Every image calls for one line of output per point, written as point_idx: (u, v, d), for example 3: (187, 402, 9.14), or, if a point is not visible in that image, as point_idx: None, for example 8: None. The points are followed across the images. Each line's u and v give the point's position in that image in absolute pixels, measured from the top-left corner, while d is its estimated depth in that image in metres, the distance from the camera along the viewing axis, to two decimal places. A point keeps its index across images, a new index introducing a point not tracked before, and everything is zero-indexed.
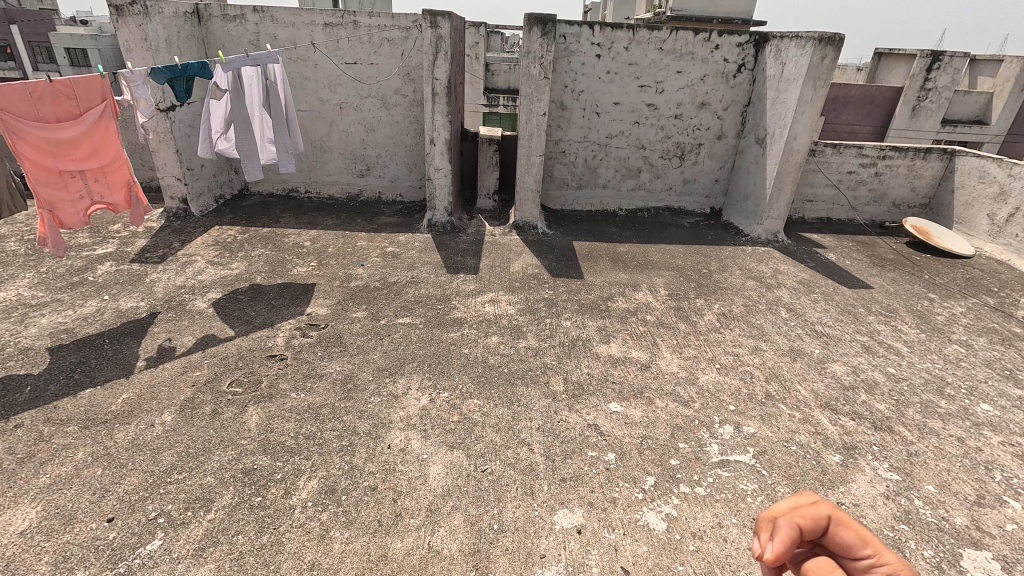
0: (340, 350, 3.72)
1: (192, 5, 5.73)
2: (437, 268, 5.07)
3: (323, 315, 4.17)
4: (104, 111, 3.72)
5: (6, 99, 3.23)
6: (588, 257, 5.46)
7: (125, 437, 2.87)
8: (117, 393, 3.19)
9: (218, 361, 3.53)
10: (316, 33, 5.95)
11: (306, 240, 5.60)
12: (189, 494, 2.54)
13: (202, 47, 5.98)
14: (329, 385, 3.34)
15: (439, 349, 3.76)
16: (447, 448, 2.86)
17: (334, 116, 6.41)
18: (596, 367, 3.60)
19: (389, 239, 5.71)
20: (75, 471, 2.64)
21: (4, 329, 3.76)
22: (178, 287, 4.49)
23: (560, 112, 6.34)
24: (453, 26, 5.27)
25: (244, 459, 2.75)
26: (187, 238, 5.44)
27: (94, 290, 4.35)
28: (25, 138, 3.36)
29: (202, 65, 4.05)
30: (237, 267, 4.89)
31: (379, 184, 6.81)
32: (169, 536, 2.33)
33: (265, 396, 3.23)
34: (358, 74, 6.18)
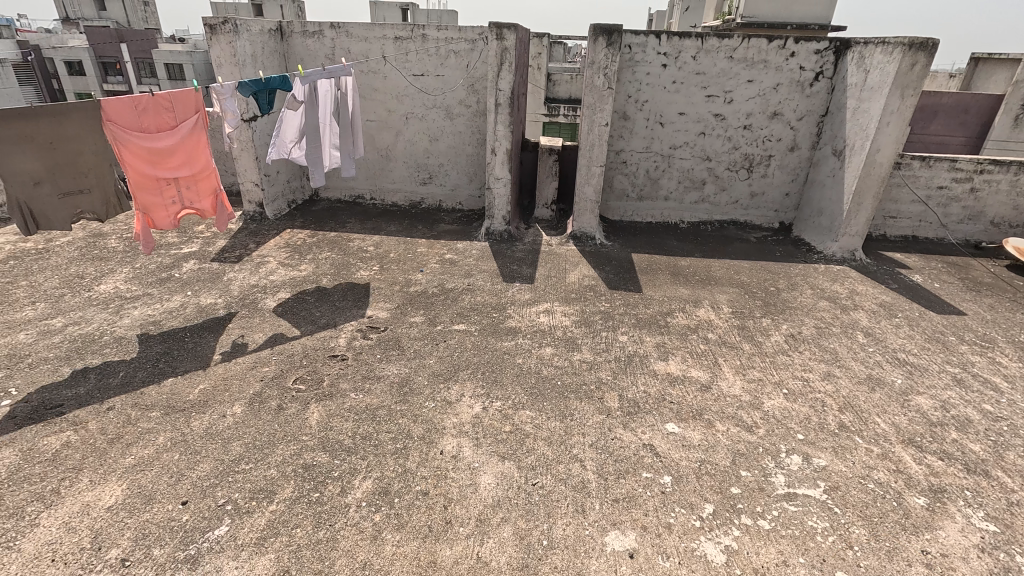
0: (397, 353, 3.82)
1: (276, 22, 6.13)
2: (493, 276, 5.11)
3: (383, 318, 4.29)
4: (197, 123, 4.05)
5: (116, 112, 3.57)
6: (647, 270, 5.33)
7: (201, 425, 3.07)
8: (194, 384, 3.43)
9: (285, 358, 3.71)
10: (387, 46, 6.20)
11: (370, 245, 5.81)
12: (254, 485, 2.68)
13: (283, 61, 6.37)
14: (387, 387, 3.44)
15: (493, 357, 3.78)
16: (498, 458, 2.85)
17: (401, 126, 6.64)
18: (653, 385, 3.49)
19: (448, 247, 5.83)
20: (156, 454, 2.85)
21: (103, 319, 4.13)
22: (252, 286, 4.77)
23: (622, 122, 6.26)
24: (518, 38, 5.33)
25: (305, 454, 2.87)
26: (262, 240, 5.79)
27: (179, 286, 4.70)
28: (129, 147, 3.70)
29: (283, 78, 4.32)
30: (306, 269, 5.15)
31: (440, 192, 6.98)
32: (235, 523, 2.46)
33: (326, 394, 3.36)
34: (425, 86, 6.38)
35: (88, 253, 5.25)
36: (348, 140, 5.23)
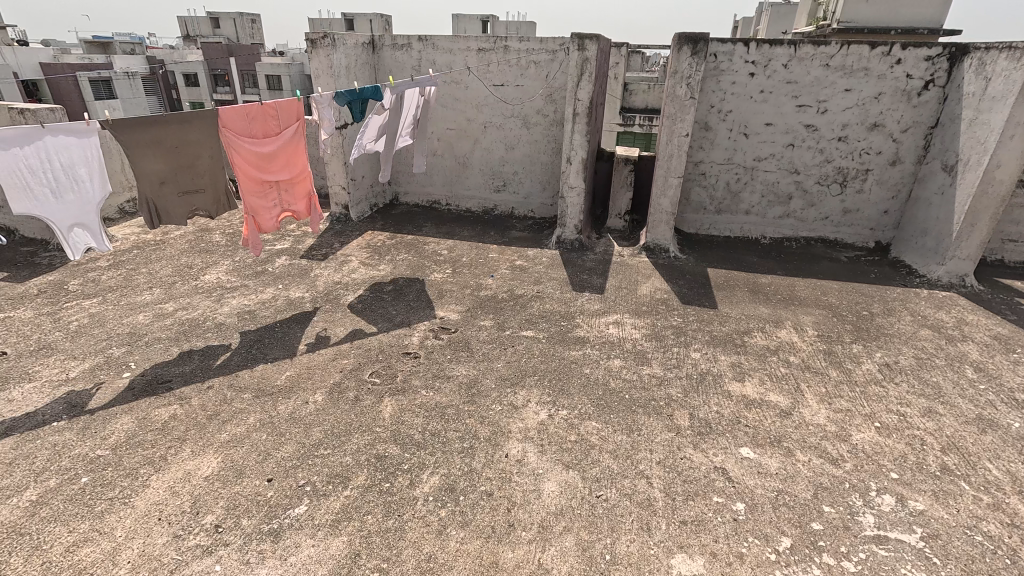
0: (466, 354, 3.92)
1: (369, 36, 6.52)
2: (563, 284, 5.12)
3: (454, 320, 4.42)
4: (297, 131, 4.38)
5: (230, 120, 3.96)
6: (724, 286, 5.11)
7: (287, 409, 3.31)
8: (282, 370, 3.70)
9: (363, 353, 3.92)
10: (470, 57, 6.41)
11: (444, 249, 6.01)
12: (331, 469, 2.84)
13: (373, 72, 6.76)
14: (456, 387, 3.53)
15: (561, 366, 3.77)
16: (562, 467, 2.84)
17: (479, 135, 6.83)
18: (727, 406, 3.34)
19: (519, 253, 5.91)
20: (246, 432, 3.11)
21: (207, 306, 4.57)
22: (335, 283, 5.08)
23: (703, 133, 6.07)
24: (599, 48, 5.32)
25: (377, 445, 3.01)
26: (346, 240, 6.16)
27: (272, 280, 5.10)
28: (241, 153, 4.07)
29: (375, 90, 4.52)
30: (384, 269, 5.41)
31: (513, 200, 7.09)
32: (313, 504, 2.62)
33: (399, 389, 3.51)
34: (504, 95, 6.52)
35: (196, 246, 5.83)
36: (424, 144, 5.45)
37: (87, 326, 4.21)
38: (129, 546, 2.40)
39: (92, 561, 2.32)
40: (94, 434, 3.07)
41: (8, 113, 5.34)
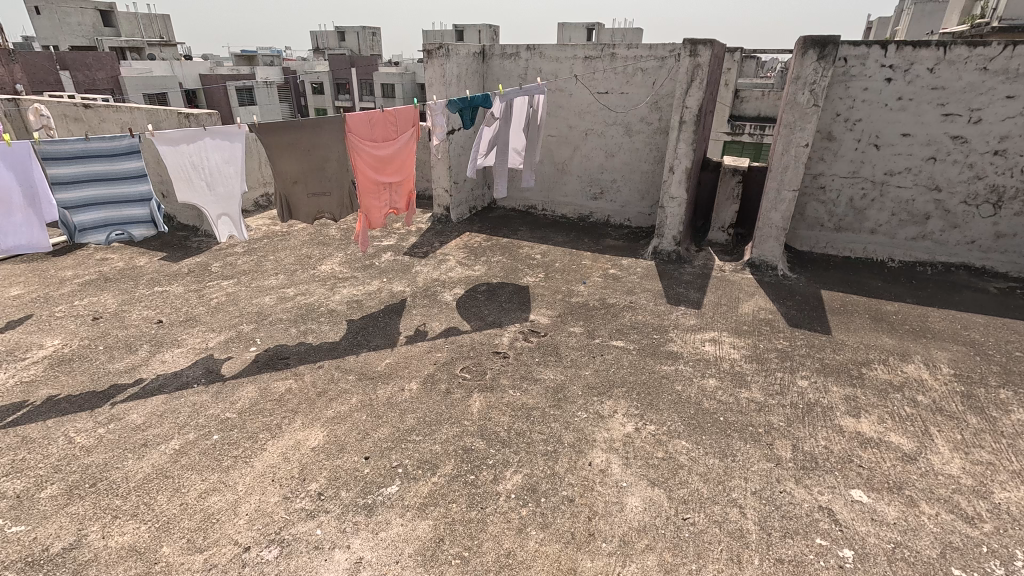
0: (554, 359, 3.94)
1: (480, 46, 6.79)
2: (657, 296, 4.96)
3: (544, 324, 4.46)
4: (409, 136, 4.70)
5: (356, 125, 4.31)
6: (839, 311, 4.67)
7: (385, 394, 3.54)
8: (382, 357, 3.96)
9: (456, 348, 4.09)
10: (576, 65, 6.44)
11: (538, 253, 6.08)
12: (421, 455, 3.00)
13: (481, 80, 7.04)
14: (543, 390, 3.57)
15: (651, 380, 3.66)
16: (647, 483, 2.76)
17: (579, 141, 6.84)
18: (837, 442, 3.04)
19: (612, 262, 5.83)
20: (349, 412, 3.37)
21: (321, 293, 5.02)
22: (434, 280, 5.35)
23: (826, 143, 5.60)
24: (713, 54, 5.11)
25: (464, 438, 3.12)
26: (445, 240, 6.45)
27: (378, 273, 5.48)
28: (362, 156, 4.42)
29: (486, 96, 4.72)
30: (480, 270, 5.59)
31: (609, 208, 7.02)
32: (404, 485, 2.78)
33: (488, 386, 3.62)
34: (608, 103, 6.48)
35: (315, 239, 6.42)
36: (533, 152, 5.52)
37: (224, 304, 4.81)
38: (247, 500, 2.70)
39: (218, 508, 2.65)
40: (225, 398, 3.49)
41: (177, 118, 6.25)
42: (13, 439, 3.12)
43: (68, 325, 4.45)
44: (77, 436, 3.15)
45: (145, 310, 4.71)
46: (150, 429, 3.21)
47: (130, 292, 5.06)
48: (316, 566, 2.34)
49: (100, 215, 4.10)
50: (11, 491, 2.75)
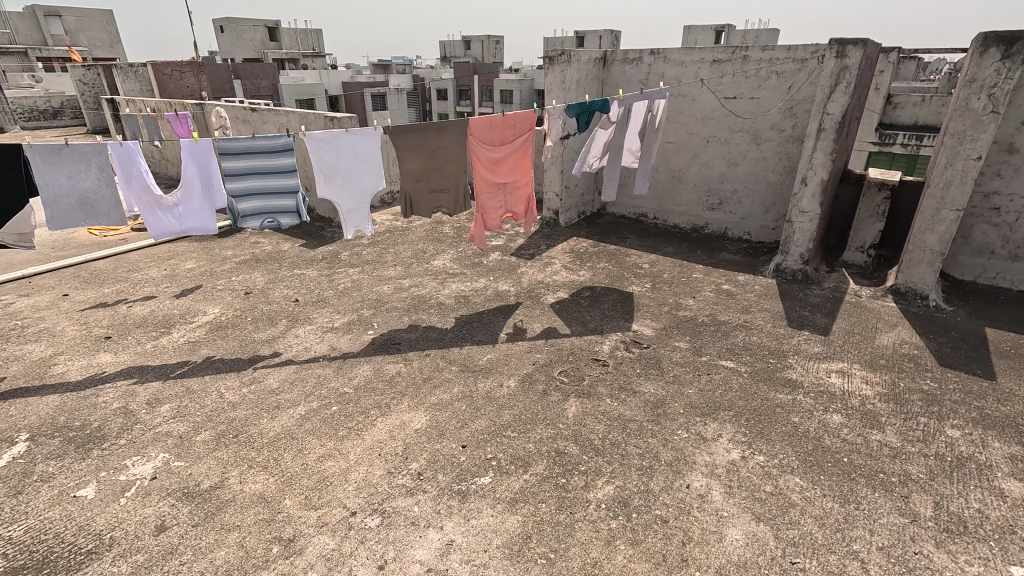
0: (656, 373, 3.80)
1: (602, 52, 6.76)
2: (776, 318, 4.58)
3: (648, 336, 4.32)
4: (526, 139, 4.81)
5: (478, 129, 4.53)
6: (1009, 354, 3.95)
7: (484, 388, 3.66)
8: (484, 353, 4.11)
9: (555, 350, 4.12)
10: (703, 69, 6.16)
11: (646, 262, 5.91)
12: (515, 452, 3.06)
13: (601, 86, 7.00)
14: (642, 403, 3.46)
15: (763, 407, 3.38)
16: (751, 517, 2.56)
17: (700, 149, 6.53)
18: (995, 507, 2.58)
19: (727, 277, 5.48)
20: (450, 400, 3.54)
21: (432, 286, 5.33)
22: (539, 281, 5.42)
23: (1004, 157, 4.77)
24: (866, 55, 4.59)
25: (558, 441, 3.13)
26: (552, 243, 6.51)
27: (486, 272, 5.68)
28: (480, 158, 4.64)
29: (604, 102, 4.66)
30: (585, 275, 5.57)
31: (728, 220, 6.62)
32: (497, 478, 2.85)
33: (584, 392, 3.59)
34: (735, 108, 6.11)
35: (430, 235, 6.83)
36: (648, 162, 5.44)
37: (349, 289, 5.30)
38: (357, 469, 2.95)
39: (332, 472, 2.93)
40: (344, 374, 3.85)
41: (323, 121, 7.01)
42: (179, 389, 3.71)
43: (226, 297, 5.19)
44: (226, 392, 3.66)
45: (285, 289, 5.35)
46: (283, 394, 3.63)
47: (274, 273, 5.77)
48: (411, 540, 2.49)
49: (256, 204, 4.77)
50: (175, 432, 3.27)
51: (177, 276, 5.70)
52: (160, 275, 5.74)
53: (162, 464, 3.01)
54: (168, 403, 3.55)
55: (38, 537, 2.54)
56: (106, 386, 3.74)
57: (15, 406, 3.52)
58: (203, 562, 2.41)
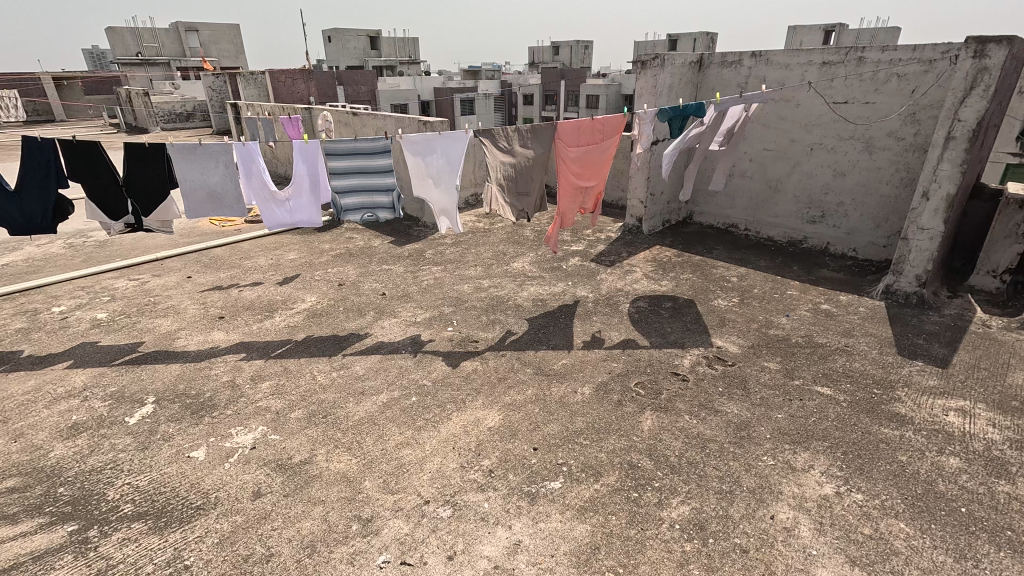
0: (741, 393, 3.59)
1: (698, 55, 6.53)
2: (883, 344, 4.16)
3: (733, 353, 4.10)
4: (612, 142, 4.75)
5: (565, 132, 4.54)
6: None
7: (558, 393, 3.65)
8: (559, 357, 4.10)
9: (632, 361, 4.02)
10: (810, 72, 5.75)
11: (734, 275, 5.61)
12: (587, 460, 3.02)
13: (695, 90, 6.76)
14: (723, 423, 3.28)
15: (864, 441, 3.08)
16: (844, 559, 2.34)
17: (801, 157, 6.09)
18: None
19: (827, 296, 5.06)
20: (524, 401, 3.57)
21: (511, 288, 5.40)
22: (618, 289, 5.33)
23: None
24: (1012, 53, 4.05)
25: (631, 454, 3.05)
26: (633, 251, 6.37)
27: (564, 276, 5.67)
28: (565, 160, 4.63)
29: (700, 106, 4.50)
30: (667, 285, 5.39)
31: (830, 234, 6.11)
32: (567, 484, 2.84)
33: (662, 406, 3.47)
34: (845, 114, 5.64)
35: (511, 237, 6.93)
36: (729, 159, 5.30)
37: (432, 286, 5.51)
38: (432, 460, 3.06)
39: (408, 460, 3.06)
40: (424, 367, 4.01)
41: (417, 124, 7.36)
42: (278, 368, 4.05)
43: (321, 286, 5.60)
44: (319, 374, 3.95)
45: (374, 283, 5.67)
46: (367, 380, 3.86)
47: (365, 267, 6.14)
48: (480, 535, 2.54)
49: (358, 200, 5.08)
50: (274, 407, 3.57)
51: (281, 266, 6.23)
52: (266, 264, 6.30)
53: (261, 436, 3.30)
54: (269, 380, 3.89)
55: (159, 488, 2.89)
56: (218, 360, 4.17)
57: (146, 371, 4.02)
58: (290, 529, 2.61)
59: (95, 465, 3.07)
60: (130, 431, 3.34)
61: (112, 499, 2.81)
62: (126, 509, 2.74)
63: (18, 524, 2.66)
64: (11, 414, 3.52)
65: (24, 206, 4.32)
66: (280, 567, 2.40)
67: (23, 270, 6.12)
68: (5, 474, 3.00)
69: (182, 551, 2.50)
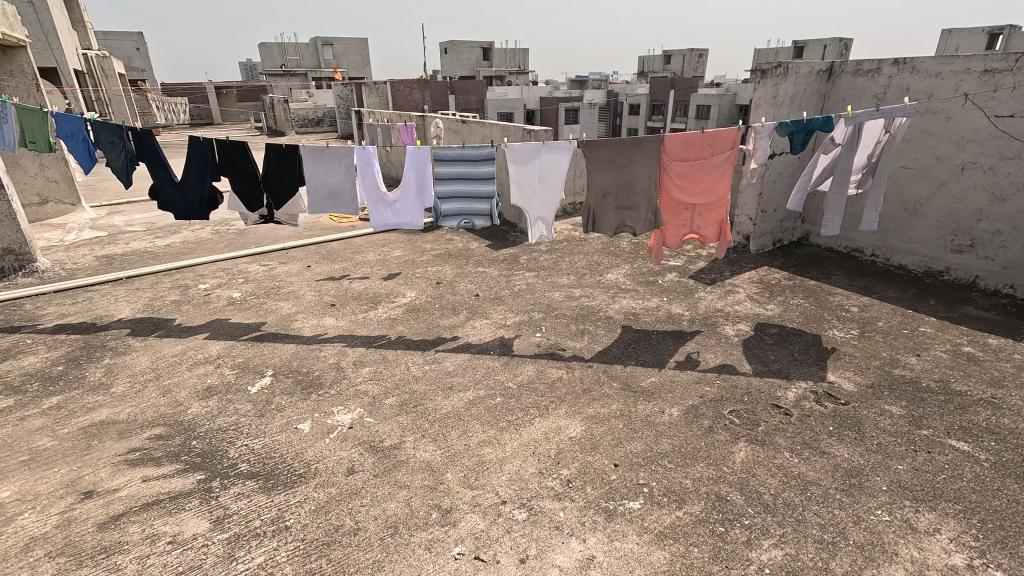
0: (853, 436, 3.23)
1: (827, 63, 6.02)
2: None
3: (847, 391, 3.70)
4: (727, 157, 4.45)
5: (672, 146, 4.43)
6: None
7: (644, 411, 3.54)
8: (648, 374, 3.97)
9: (728, 387, 3.78)
10: (967, 81, 5.05)
11: (854, 305, 5.07)
12: (670, 484, 2.89)
13: (821, 101, 6.23)
14: (829, 466, 2.98)
15: (1009, 511, 2.63)
16: None
17: (947, 177, 5.37)
18: None
19: (971, 337, 4.40)
20: (607, 415, 3.50)
21: (603, 299, 5.33)
22: (717, 309, 5.04)
23: None
24: None
25: (719, 485, 2.86)
26: (737, 270, 6.00)
27: (659, 291, 5.48)
28: (669, 174, 4.55)
29: (826, 120, 4.07)
30: (773, 309, 5.01)
31: (980, 266, 5.32)
32: (647, 507, 2.74)
33: (759, 439, 3.22)
34: (1010, 130, 4.87)
35: (607, 248, 6.84)
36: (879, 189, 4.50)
37: (524, 291, 5.60)
38: (512, 462, 3.10)
39: (489, 459, 3.13)
40: (510, 369, 4.09)
41: (522, 133, 7.53)
42: (378, 356, 4.35)
43: (421, 283, 5.92)
44: (413, 366, 4.18)
45: (469, 284, 5.88)
46: (456, 376, 4.01)
47: (462, 267, 6.40)
48: (554, 543, 2.53)
49: (458, 206, 5.31)
50: (371, 392, 3.84)
51: (387, 261, 6.68)
52: (374, 259, 6.79)
53: (358, 417, 3.56)
54: (369, 366, 4.19)
55: (270, 453, 3.23)
56: (326, 344, 4.57)
57: (267, 348, 4.51)
58: (377, 508, 2.78)
59: (221, 424, 3.50)
60: (251, 399, 3.77)
61: (232, 457, 3.19)
62: (242, 467, 3.10)
63: (160, 467, 3.11)
64: (162, 372, 4.13)
65: (186, 195, 5.22)
66: (365, 542, 2.57)
67: (180, 250, 7.16)
68: (154, 423, 3.52)
69: (285, 512, 2.77)
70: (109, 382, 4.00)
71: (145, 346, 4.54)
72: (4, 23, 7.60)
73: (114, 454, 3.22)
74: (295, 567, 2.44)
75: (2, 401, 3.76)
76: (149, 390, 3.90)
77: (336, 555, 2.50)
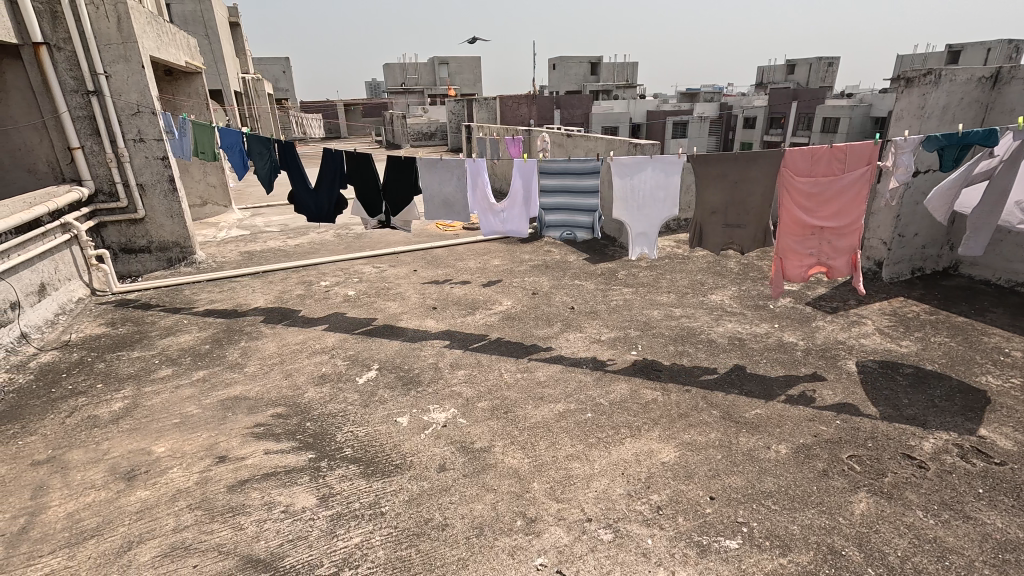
0: (1009, 503, 2.74)
1: (993, 69, 5.23)
2: None
3: (1002, 448, 3.16)
4: (863, 174, 4.03)
5: (796, 161, 4.06)
6: None
7: (747, 444, 3.28)
8: (753, 406, 3.67)
9: (848, 429, 3.39)
10: None
11: (1016, 348, 4.33)
12: (774, 528, 2.64)
13: (982, 112, 5.44)
14: (975, 535, 2.55)
15: None
16: None
17: None
18: None
19: None
20: (704, 444, 3.30)
21: (705, 320, 5.06)
22: (839, 341, 4.56)
23: None
24: None
25: (834, 537, 2.57)
26: (865, 299, 5.39)
27: (770, 317, 5.08)
28: (792, 193, 4.17)
29: (988, 133, 3.49)
30: (910, 346, 4.42)
31: None
32: (746, 548, 2.53)
33: (885, 492, 2.85)
34: None
35: (713, 267, 6.49)
36: None
37: (620, 307, 5.47)
38: (600, 479, 3.04)
39: (576, 473, 3.10)
40: (603, 386, 4.01)
41: (628, 146, 7.42)
42: (472, 360, 4.50)
43: (518, 293, 6.03)
44: (506, 372, 4.27)
45: (565, 296, 5.88)
46: (547, 387, 4.02)
47: (558, 280, 6.41)
48: (639, 570, 2.43)
49: (561, 217, 5.34)
50: (464, 394, 3.98)
51: (486, 269, 6.91)
52: (475, 266, 7.04)
53: (451, 416, 3.71)
54: (463, 369, 4.35)
55: (370, 442, 3.45)
56: (427, 344, 4.81)
57: (374, 343, 4.86)
58: (464, 507, 2.87)
59: (331, 410, 3.83)
60: (357, 389, 4.08)
61: (339, 441, 3.47)
62: (347, 451, 3.37)
63: (279, 442, 3.47)
64: (286, 358, 4.61)
65: (319, 199, 5.81)
66: (452, 538, 2.65)
67: (307, 250, 7.97)
68: (277, 402, 3.94)
69: (381, 499, 2.95)
70: (244, 362, 4.55)
71: (274, 333, 5.10)
72: (187, 54, 9.04)
73: (243, 426, 3.65)
74: (387, 552, 2.59)
75: (162, 370, 4.44)
76: (274, 371, 4.38)
77: (425, 547, 2.61)
